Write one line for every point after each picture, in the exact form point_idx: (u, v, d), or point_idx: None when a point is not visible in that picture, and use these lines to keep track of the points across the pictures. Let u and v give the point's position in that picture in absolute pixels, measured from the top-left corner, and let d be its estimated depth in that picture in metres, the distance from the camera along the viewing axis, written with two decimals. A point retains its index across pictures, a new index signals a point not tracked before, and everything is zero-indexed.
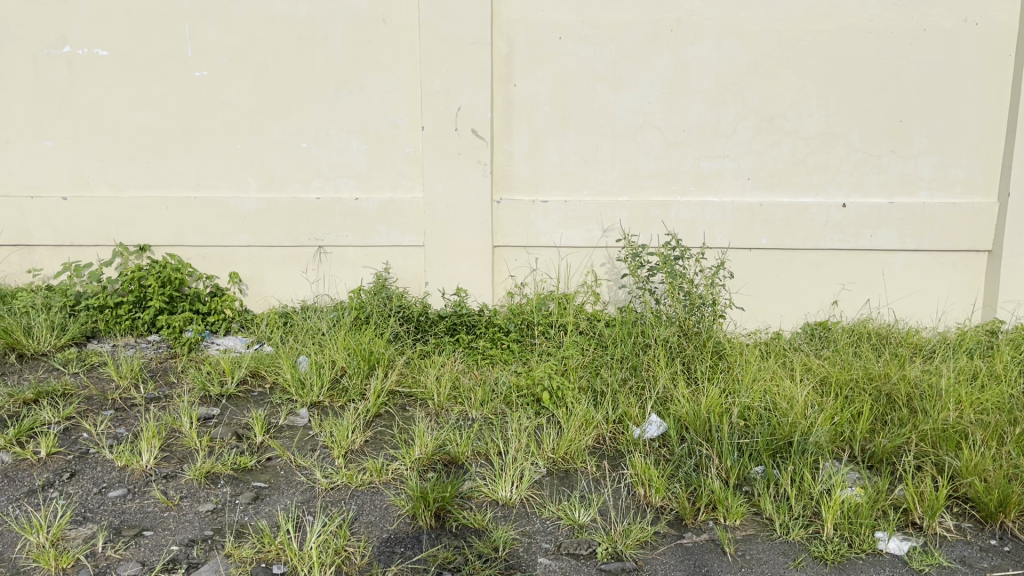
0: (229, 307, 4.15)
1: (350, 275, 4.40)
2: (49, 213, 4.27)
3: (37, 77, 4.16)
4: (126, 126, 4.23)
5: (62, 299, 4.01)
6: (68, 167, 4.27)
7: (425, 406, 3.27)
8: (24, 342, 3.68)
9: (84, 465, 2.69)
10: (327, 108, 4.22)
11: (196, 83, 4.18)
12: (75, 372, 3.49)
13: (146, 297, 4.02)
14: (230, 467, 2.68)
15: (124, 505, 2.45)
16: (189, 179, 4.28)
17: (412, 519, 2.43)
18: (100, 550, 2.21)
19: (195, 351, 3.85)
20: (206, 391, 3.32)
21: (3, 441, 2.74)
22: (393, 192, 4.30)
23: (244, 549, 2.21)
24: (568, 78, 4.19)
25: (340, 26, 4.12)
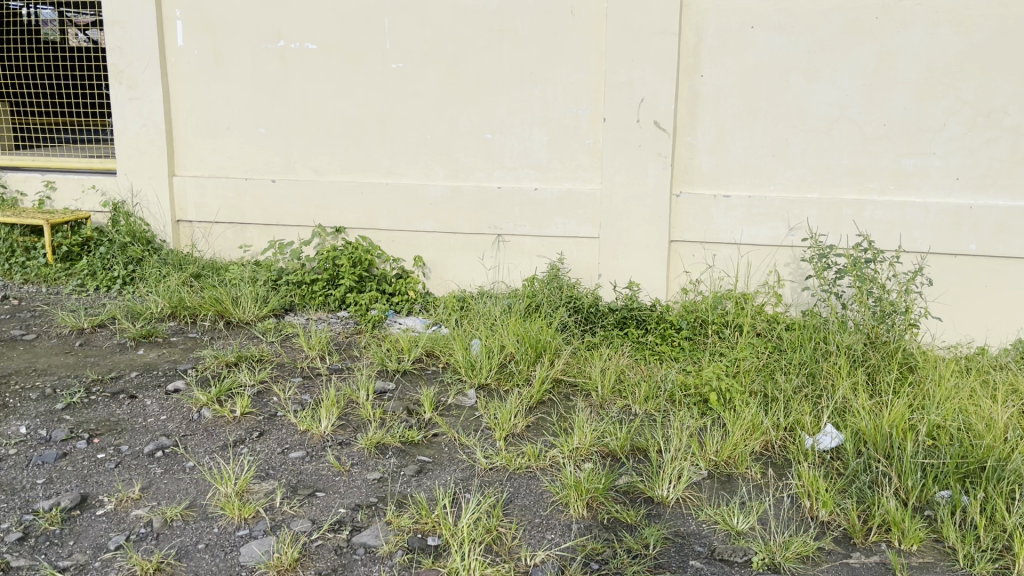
0: (413, 289, 4.36)
1: (526, 263, 4.47)
2: (260, 194, 4.66)
3: (255, 68, 4.54)
4: (329, 115, 4.52)
5: (266, 274, 4.38)
6: (277, 152, 4.63)
7: (589, 398, 3.27)
8: (231, 311, 4.04)
9: (272, 426, 2.92)
10: (513, 99, 4.30)
11: (393, 75, 4.40)
12: (272, 341, 3.80)
13: (338, 276, 4.31)
14: (399, 440, 2.81)
15: (302, 466, 2.65)
16: (381, 166, 4.52)
17: (565, 508, 2.44)
18: (278, 505, 2.40)
19: (378, 328, 4.07)
20: (383, 366, 3.50)
21: (206, 399, 3.04)
22: (572, 183, 4.32)
23: (404, 518, 2.32)
24: (759, 68, 4.01)
25: (529, 17, 4.19)
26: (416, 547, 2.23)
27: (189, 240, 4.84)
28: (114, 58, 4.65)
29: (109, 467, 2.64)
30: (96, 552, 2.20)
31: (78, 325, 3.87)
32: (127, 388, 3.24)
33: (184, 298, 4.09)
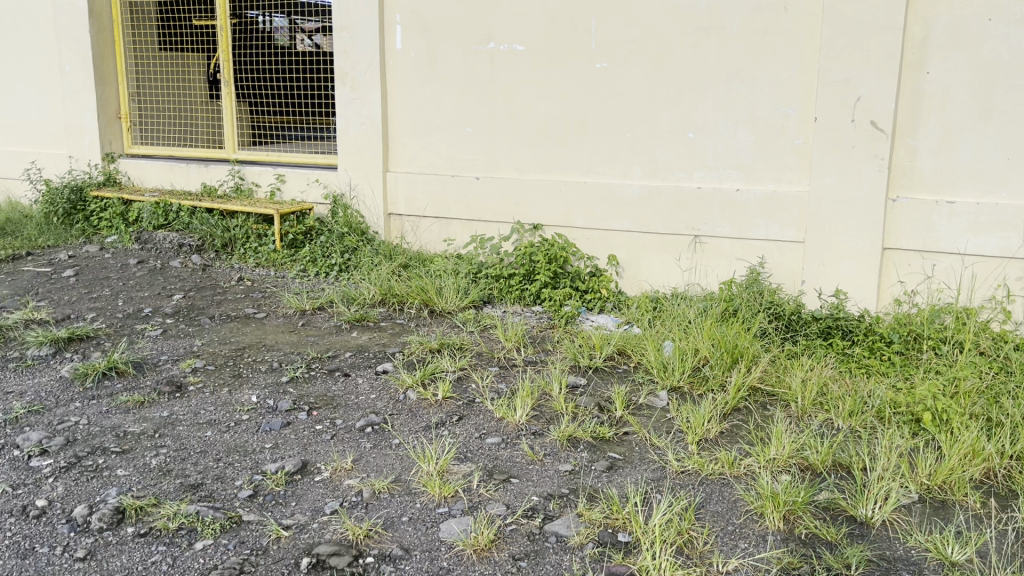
0: (606, 287, 4.38)
1: (723, 266, 4.36)
2: (465, 191, 4.87)
3: (465, 70, 4.75)
4: (533, 114, 4.64)
5: (467, 267, 4.57)
6: (482, 150, 4.81)
7: (787, 409, 3.15)
8: (435, 301, 4.26)
9: (470, 411, 3.06)
10: (718, 98, 4.22)
11: (597, 75, 4.45)
12: (471, 331, 3.96)
13: (535, 271, 4.42)
14: (591, 435, 2.85)
15: (498, 452, 2.75)
16: (581, 165, 4.58)
17: (759, 518, 2.38)
18: (475, 487, 2.52)
19: (571, 324, 4.13)
20: (576, 362, 3.56)
21: (411, 381, 3.24)
22: (777, 185, 4.17)
23: (594, 512, 2.36)
24: (996, 64, 3.69)
25: (739, 14, 4.09)
26: (607, 541, 2.26)
27: (399, 232, 5.14)
28: (341, 62, 5.03)
29: (325, 438, 2.88)
30: (314, 514, 2.41)
31: (301, 307, 4.24)
32: (341, 366, 3.52)
33: (393, 286, 4.36)
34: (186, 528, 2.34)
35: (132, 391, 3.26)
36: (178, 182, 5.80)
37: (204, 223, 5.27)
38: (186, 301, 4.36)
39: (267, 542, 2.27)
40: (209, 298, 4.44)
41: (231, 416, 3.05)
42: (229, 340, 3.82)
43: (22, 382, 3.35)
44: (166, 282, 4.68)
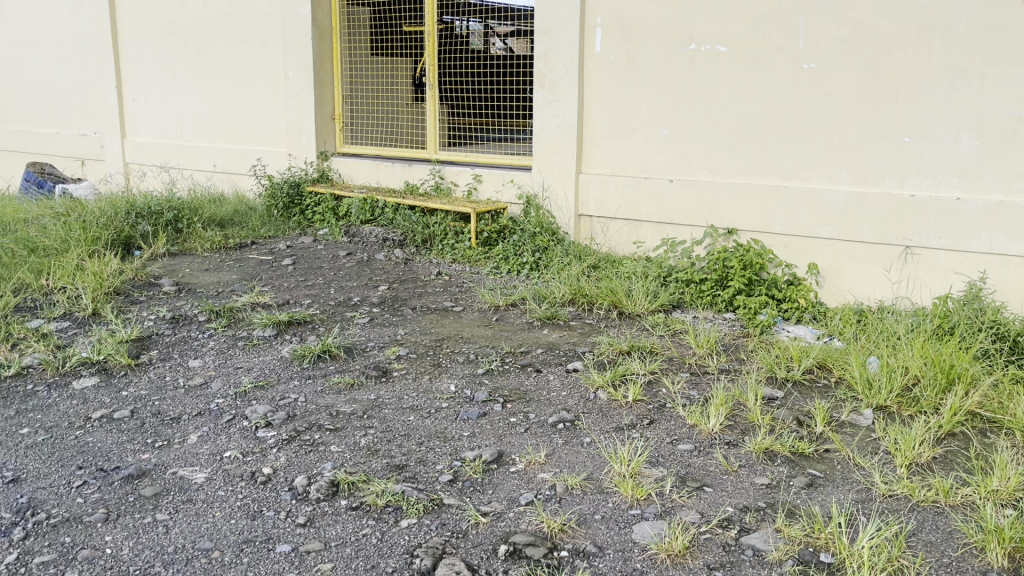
0: (804, 297, 4.20)
1: (939, 280, 4.07)
2: (658, 193, 4.84)
3: (664, 72, 4.71)
4: (733, 116, 4.53)
5: (657, 270, 4.54)
6: (678, 153, 4.76)
7: (1011, 438, 2.90)
8: (625, 303, 4.25)
9: (662, 416, 3.05)
10: (939, 100, 3.94)
11: (804, 75, 4.28)
12: (662, 335, 3.92)
13: (728, 277, 4.31)
14: (789, 449, 2.76)
15: (691, 459, 2.72)
16: (782, 169, 4.43)
17: (980, 553, 2.21)
18: (668, 492, 2.51)
19: (766, 334, 4.00)
20: (773, 372, 3.44)
21: (602, 382, 3.28)
22: (1004, 194, 3.85)
23: (795, 529, 2.29)
24: None
25: (967, 10, 3.80)
26: (808, 561, 2.19)
27: (589, 233, 5.19)
28: (541, 65, 5.15)
29: (519, 431, 2.97)
30: (510, 503, 2.49)
31: (495, 302, 4.38)
32: (534, 362, 3.61)
33: (584, 287, 4.41)
34: (392, 505, 2.50)
35: (343, 373, 3.52)
36: (383, 180, 6.17)
37: (407, 220, 5.58)
38: (390, 292, 4.63)
39: (466, 527, 2.38)
40: (410, 290, 4.69)
41: (432, 403, 3.22)
42: (429, 331, 4.02)
43: (249, 359, 3.69)
44: (372, 274, 4.99)
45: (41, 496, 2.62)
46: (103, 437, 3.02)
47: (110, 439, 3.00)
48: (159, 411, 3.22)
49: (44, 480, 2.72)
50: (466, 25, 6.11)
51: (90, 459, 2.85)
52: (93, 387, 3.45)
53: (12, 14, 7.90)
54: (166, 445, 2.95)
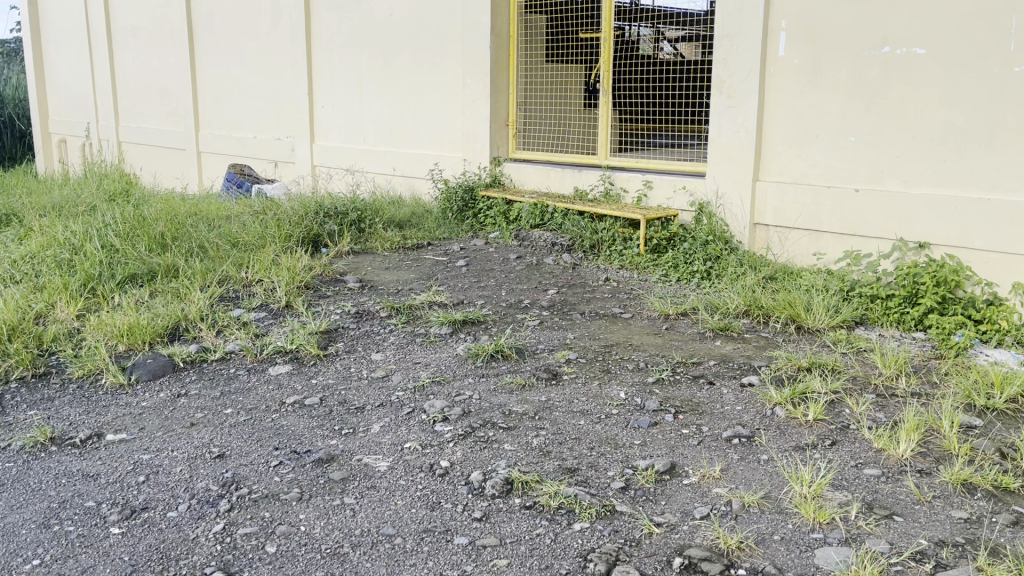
0: (1007, 318, 3.84)
1: None
2: (842, 203, 4.62)
3: (853, 77, 4.50)
4: (929, 123, 4.26)
5: (839, 284, 4.34)
6: (866, 162, 4.52)
7: None
8: (804, 317, 4.08)
9: (845, 437, 2.91)
10: None
11: (1014, 79, 3.95)
12: (844, 352, 3.74)
13: (919, 294, 4.06)
14: (991, 483, 2.56)
15: (879, 485, 2.58)
16: (985, 179, 4.11)
17: None
18: (854, 518, 2.39)
19: (961, 357, 3.72)
20: (971, 400, 3.20)
21: (780, 398, 3.17)
22: None
23: (999, 569, 2.12)
24: None
25: None
26: None
27: (765, 243, 5.02)
28: (719, 70, 5.03)
29: (692, 443, 2.92)
30: (684, 516, 2.46)
31: (665, 311, 4.33)
32: (707, 374, 3.54)
33: (758, 298, 4.28)
34: (566, 507, 2.52)
35: (515, 373, 3.59)
36: (553, 185, 6.25)
37: (576, 225, 5.60)
38: (559, 296, 4.68)
39: (639, 535, 2.37)
40: (580, 295, 4.72)
41: (603, 409, 3.22)
42: (600, 337, 4.03)
43: (426, 355, 3.85)
44: (542, 277, 5.07)
45: (244, 472, 2.85)
46: (296, 421, 3.24)
47: (302, 424, 3.22)
48: (344, 400, 3.42)
49: (245, 458, 2.95)
50: (637, 30, 6.02)
51: (285, 441, 3.07)
52: (286, 373, 3.72)
53: (220, 28, 8.63)
54: (352, 432, 3.12)
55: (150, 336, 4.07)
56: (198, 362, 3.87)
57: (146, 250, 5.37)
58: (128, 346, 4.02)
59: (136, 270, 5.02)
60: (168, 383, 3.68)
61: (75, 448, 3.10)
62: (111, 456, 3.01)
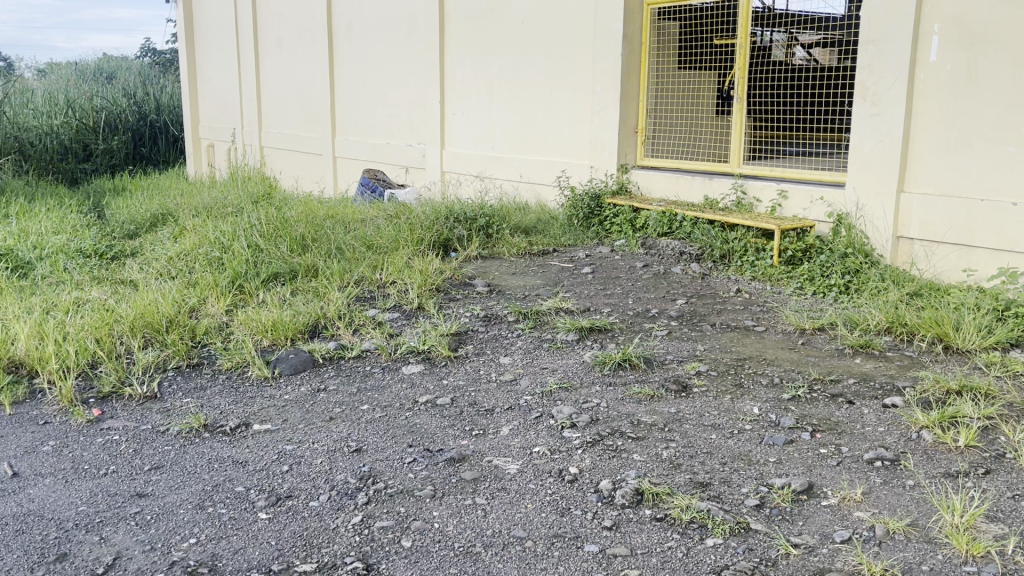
0: None
1: None
2: (998, 217, 4.38)
3: (1016, 84, 4.25)
4: None
5: (992, 303, 4.09)
6: None
7: None
8: (952, 336, 3.86)
9: (1001, 467, 2.73)
10: None
11: None
12: (998, 376, 3.52)
13: None
14: None
15: None
16: None
17: None
18: (1012, 553, 2.25)
19: None
20: None
21: (927, 421, 3.01)
22: None
23: None
24: None
25: None
26: None
27: (909, 257, 4.79)
28: (863, 77, 4.82)
29: (831, 463, 2.82)
30: (823, 539, 2.38)
31: (801, 325, 4.19)
32: (846, 392, 3.40)
33: (903, 315, 4.08)
34: (698, 522, 2.48)
35: (644, 383, 3.56)
36: (682, 194, 6.16)
37: (706, 235, 5.50)
38: (688, 306, 4.61)
39: (776, 555, 2.31)
40: (709, 306, 4.63)
41: (735, 424, 3.15)
42: (731, 350, 3.94)
43: (554, 361, 3.87)
44: (670, 287, 5.00)
45: (380, 467, 2.95)
46: (428, 420, 3.33)
47: (434, 423, 3.30)
48: (474, 402, 3.49)
49: (381, 453, 3.06)
50: (769, 36, 5.97)
51: (418, 439, 3.16)
52: (418, 373, 3.83)
53: (359, 39, 8.96)
54: (482, 434, 3.18)
55: (292, 332, 4.29)
56: (336, 359, 4.06)
57: (288, 251, 5.65)
58: (272, 341, 4.25)
59: (279, 269, 5.30)
60: (308, 378, 3.87)
61: (225, 435, 3.30)
62: (257, 445, 3.19)
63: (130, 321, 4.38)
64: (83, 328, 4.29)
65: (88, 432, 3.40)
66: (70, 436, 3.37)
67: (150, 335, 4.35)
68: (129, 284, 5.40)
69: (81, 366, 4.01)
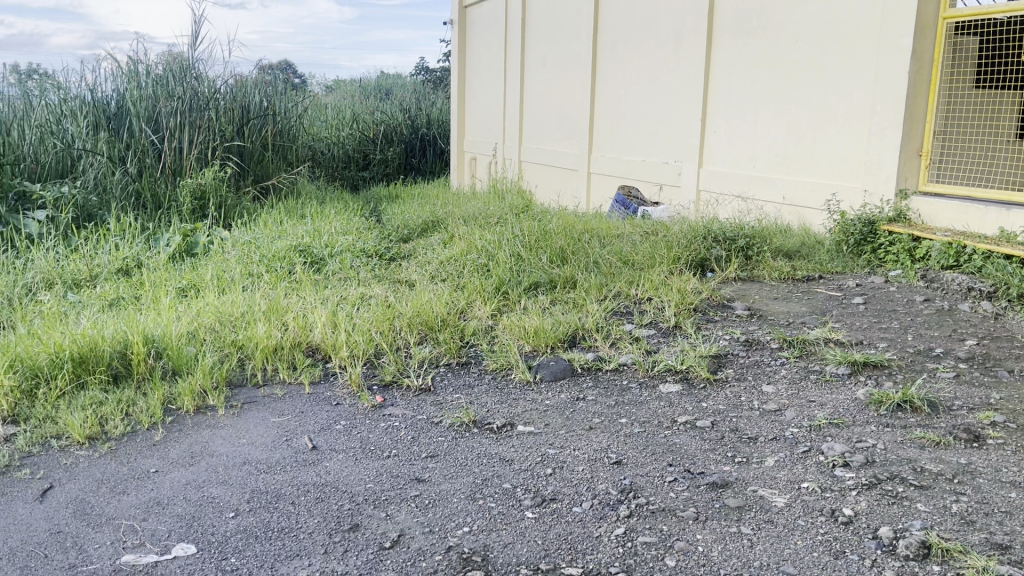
0: None
1: None
2: None
3: None
4: None
5: None
6: None
7: None
8: None
9: None
10: None
11: None
12: None
13: None
14: None
15: None
16: None
17: None
18: None
19: None
20: None
21: None
22: None
23: None
24: None
25: None
26: None
27: None
28: None
29: None
30: None
31: None
32: None
33: None
34: None
35: (927, 428, 3.28)
36: (973, 224, 5.64)
37: (1001, 270, 4.97)
38: (979, 348, 4.18)
39: None
40: (1005, 349, 4.17)
41: None
42: None
43: (823, 394, 3.68)
44: (956, 325, 4.57)
45: (641, 482, 2.96)
46: (688, 441, 3.30)
47: (694, 444, 3.26)
48: (736, 428, 3.40)
49: (641, 468, 3.07)
50: None
51: (679, 459, 3.14)
52: (677, 393, 3.81)
53: (623, 57, 9.08)
54: (745, 462, 3.09)
55: (553, 341, 4.44)
56: (595, 370, 4.15)
57: (548, 262, 5.87)
58: (534, 347, 4.42)
59: (539, 279, 5.51)
60: (568, 386, 3.98)
61: (492, 433, 3.48)
62: (522, 446, 3.33)
63: (408, 319, 4.76)
64: (369, 321, 4.73)
65: (372, 416, 3.75)
66: (358, 418, 3.73)
67: (425, 332, 4.71)
68: (405, 284, 5.87)
69: (367, 354, 4.42)
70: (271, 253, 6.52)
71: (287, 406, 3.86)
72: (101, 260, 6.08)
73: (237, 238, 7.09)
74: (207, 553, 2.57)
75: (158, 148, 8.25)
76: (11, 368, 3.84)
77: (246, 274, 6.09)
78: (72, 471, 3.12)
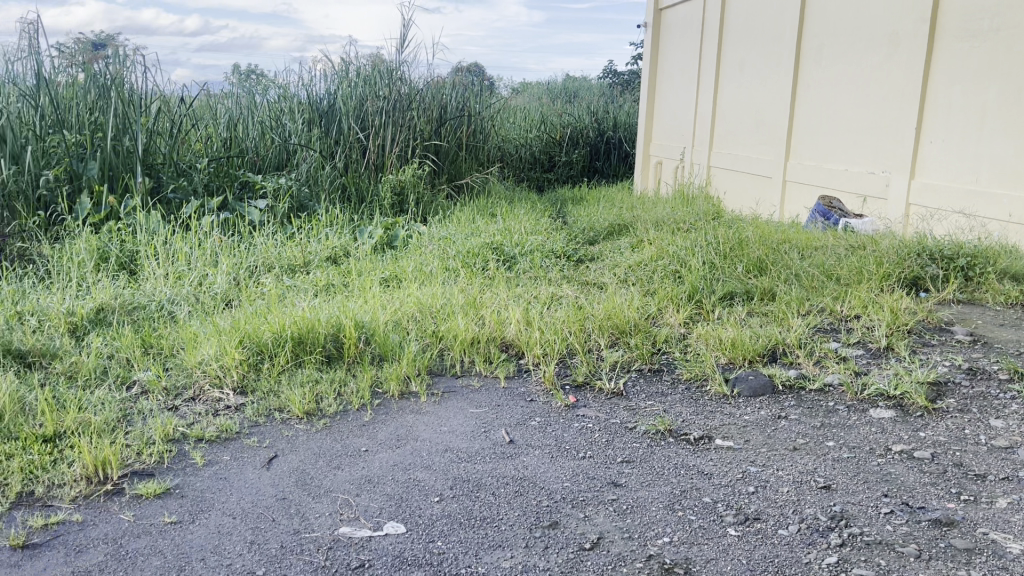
0: None
1: None
2: None
3: None
4: None
5: None
6: None
7: None
8: None
9: None
10: None
11: None
12: None
13: None
14: None
15: None
16: None
17: None
18: None
19: None
20: None
21: None
22: None
23: None
24: None
25: None
26: None
27: None
28: None
29: None
30: None
31: None
32: None
33: None
34: None
35: None
36: None
37: None
38: None
39: None
40: None
41: None
42: None
43: None
44: None
45: (853, 511, 2.80)
46: (904, 472, 3.08)
47: (912, 477, 3.04)
48: (961, 463, 3.14)
49: (853, 497, 2.90)
50: None
51: (895, 490, 2.94)
52: (891, 420, 3.56)
53: (829, 60, 8.61)
54: (973, 501, 2.84)
55: (751, 354, 4.29)
56: (796, 388, 3.97)
57: (744, 272, 5.68)
58: (730, 359, 4.29)
59: (735, 289, 5.34)
60: (768, 402, 3.84)
61: (689, 444, 3.41)
62: (721, 460, 3.24)
63: (599, 321, 4.73)
64: (562, 320, 4.76)
65: (566, 416, 3.77)
66: (553, 416, 3.77)
67: (617, 336, 4.67)
68: (594, 286, 5.88)
69: (560, 353, 4.46)
70: (465, 249, 6.73)
71: (485, 398, 3.97)
72: (313, 248, 6.52)
73: (432, 234, 7.38)
74: (416, 534, 2.68)
75: (364, 144, 8.74)
76: (241, 343, 4.18)
77: (443, 268, 6.31)
78: (293, 443, 3.37)
